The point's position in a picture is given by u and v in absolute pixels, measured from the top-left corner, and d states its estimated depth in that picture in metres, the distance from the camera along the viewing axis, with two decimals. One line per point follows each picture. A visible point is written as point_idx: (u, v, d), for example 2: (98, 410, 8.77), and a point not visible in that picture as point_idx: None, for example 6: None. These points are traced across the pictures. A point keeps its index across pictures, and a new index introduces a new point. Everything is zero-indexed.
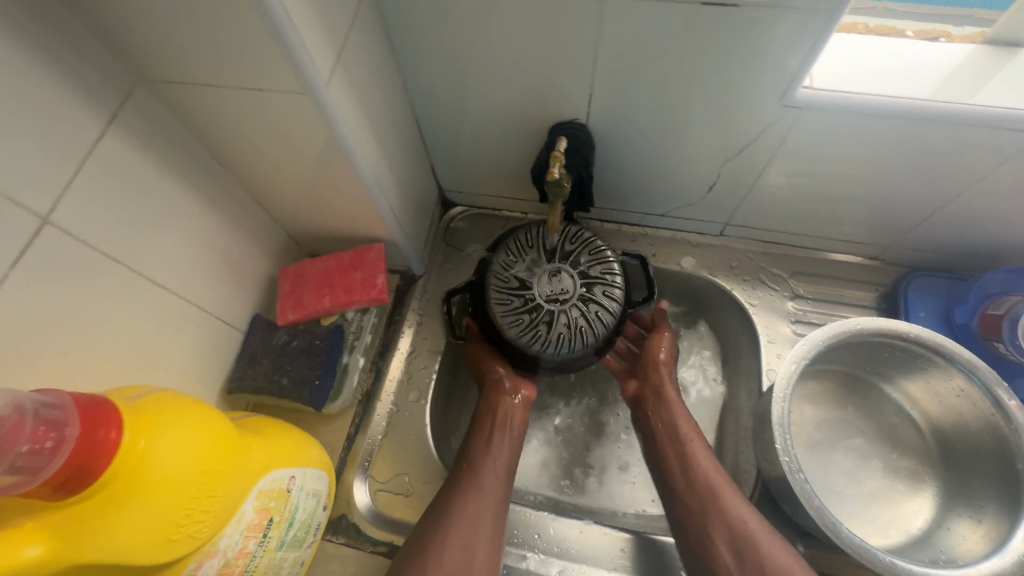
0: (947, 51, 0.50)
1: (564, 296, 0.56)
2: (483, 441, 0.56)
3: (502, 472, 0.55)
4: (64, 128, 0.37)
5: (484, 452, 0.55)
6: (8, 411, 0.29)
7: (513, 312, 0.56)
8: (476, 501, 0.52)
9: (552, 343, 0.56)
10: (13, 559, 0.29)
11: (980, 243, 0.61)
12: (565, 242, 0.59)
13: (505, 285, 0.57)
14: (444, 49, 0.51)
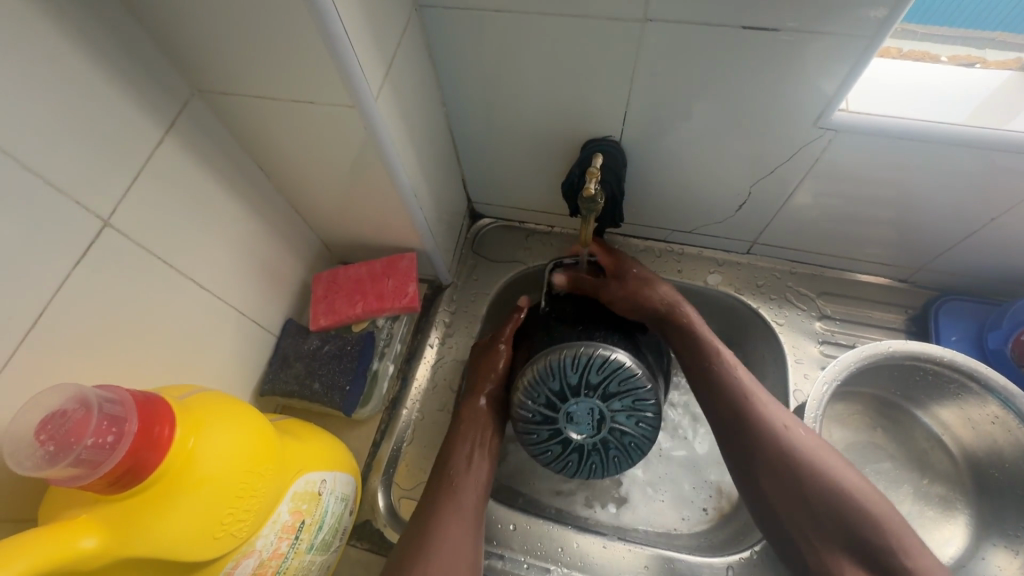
0: (982, 78, 0.50)
1: (599, 426, 0.51)
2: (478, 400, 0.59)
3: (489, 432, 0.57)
4: (127, 136, 0.38)
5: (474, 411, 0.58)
6: (74, 406, 0.30)
7: (557, 458, 0.53)
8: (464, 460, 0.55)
9: (613, 463, 0.54)
10: (70, 548, 0.30)
11: (1014, 269, 0.60)
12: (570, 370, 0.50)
13: (534, 439, 0.53)
14: (484, 65, 0.53)
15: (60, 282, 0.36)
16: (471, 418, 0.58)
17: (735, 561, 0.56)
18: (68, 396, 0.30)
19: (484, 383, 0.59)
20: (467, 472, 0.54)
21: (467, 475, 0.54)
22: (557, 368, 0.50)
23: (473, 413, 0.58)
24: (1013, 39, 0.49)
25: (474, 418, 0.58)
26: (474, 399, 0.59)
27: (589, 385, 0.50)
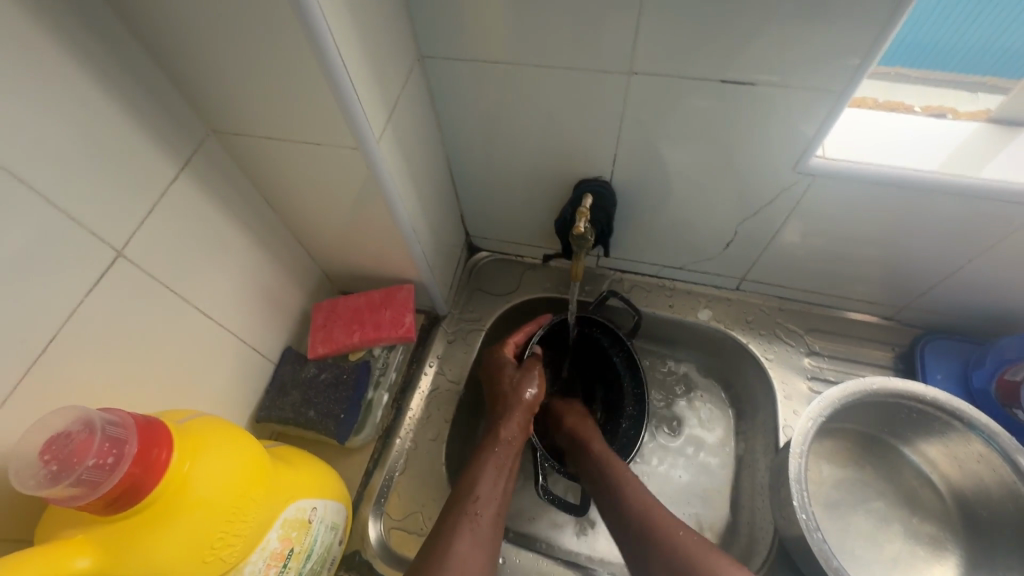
0: (953, 127, 0.53)
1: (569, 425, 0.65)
2: (487, 483, 0.52)
3: (515, 457, 0.55)
4: (145, 172, 0.41)
5: (482, 500, 0.50)
6: (78, 427, 0.31)
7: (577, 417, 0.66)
8: (490, 476, 0.52)
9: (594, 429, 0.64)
10: (62, 569, 0.31)
11: (996, 309, 0.61)
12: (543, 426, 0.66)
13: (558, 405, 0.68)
14: (481, 111, 0.56)
15: (72, 307, 0.37)
16: (481, 509, 0.50)
17: None
18: (72, 417, 0.32)
19: (496, 467, 0.53)
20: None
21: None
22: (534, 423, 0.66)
23: (481, 501, 0.50)
24: (1002, 82, 0.51)
25: (481, 508, 0.50)
26: (482, 487, 0.51)
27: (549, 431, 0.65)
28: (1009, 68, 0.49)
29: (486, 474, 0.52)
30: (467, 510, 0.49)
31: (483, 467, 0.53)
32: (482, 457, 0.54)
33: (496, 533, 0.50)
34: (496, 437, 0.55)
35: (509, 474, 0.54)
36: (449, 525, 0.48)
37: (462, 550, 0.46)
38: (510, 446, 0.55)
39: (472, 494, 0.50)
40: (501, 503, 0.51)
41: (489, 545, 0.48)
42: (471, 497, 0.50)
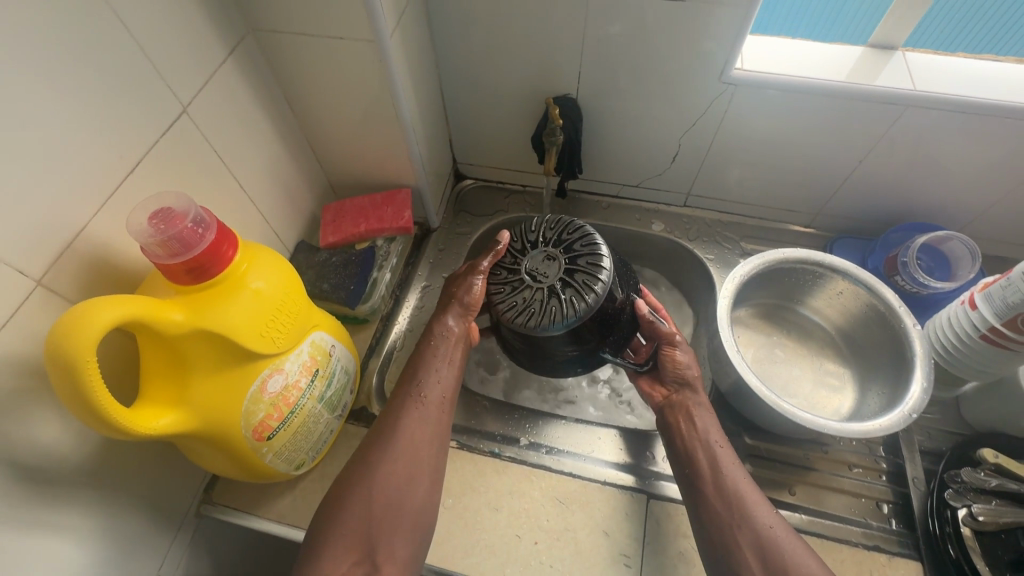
0: (844, 50, 0.66)
1: (541, 278, 0.58)
2: (430, 371, 0.60)
3: (458, 349, 0.63)
4: (203, 48, 0.51)
5: (425, 387, 0.59)
6: (181, 205, 0.41)
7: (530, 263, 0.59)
8: (435, 372, 0.60)
9: (534, 296, 0.57)
10: (162, 318, 0.40)
11: (885, 208, 0.76)
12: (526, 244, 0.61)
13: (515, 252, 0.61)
14: (469, 32, 0.68)
15: (151, 145, 0.47)
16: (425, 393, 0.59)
17: None
18: (178, 199, 0.42)
19: (437, 358, 0.61)
20: (415, 450, 0.56)
21: (416, 458, 0.55)
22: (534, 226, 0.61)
23: (425, 389, 0.59)
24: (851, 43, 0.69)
25: (425, 391, 0.59)
26: (426, 379, 0.60)
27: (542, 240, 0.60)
28: (855, 34, 0.69)
29: (431, 361, 0.61)
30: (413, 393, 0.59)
31: (424, 359, 0.61)
32: (424, 353, 0.62)
33: (440, 410, 0.59)
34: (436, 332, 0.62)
35: (450, 363, 0.62)
36: (400, 406, 0.58)
37: (407, 426, 0.56)
38: (453, 346, 0.63)
39: (417, 388, 0.59)
40: (446, 388, 0.61)
41: (432, 420, 0.58)
42: (416, 384, 0.59)
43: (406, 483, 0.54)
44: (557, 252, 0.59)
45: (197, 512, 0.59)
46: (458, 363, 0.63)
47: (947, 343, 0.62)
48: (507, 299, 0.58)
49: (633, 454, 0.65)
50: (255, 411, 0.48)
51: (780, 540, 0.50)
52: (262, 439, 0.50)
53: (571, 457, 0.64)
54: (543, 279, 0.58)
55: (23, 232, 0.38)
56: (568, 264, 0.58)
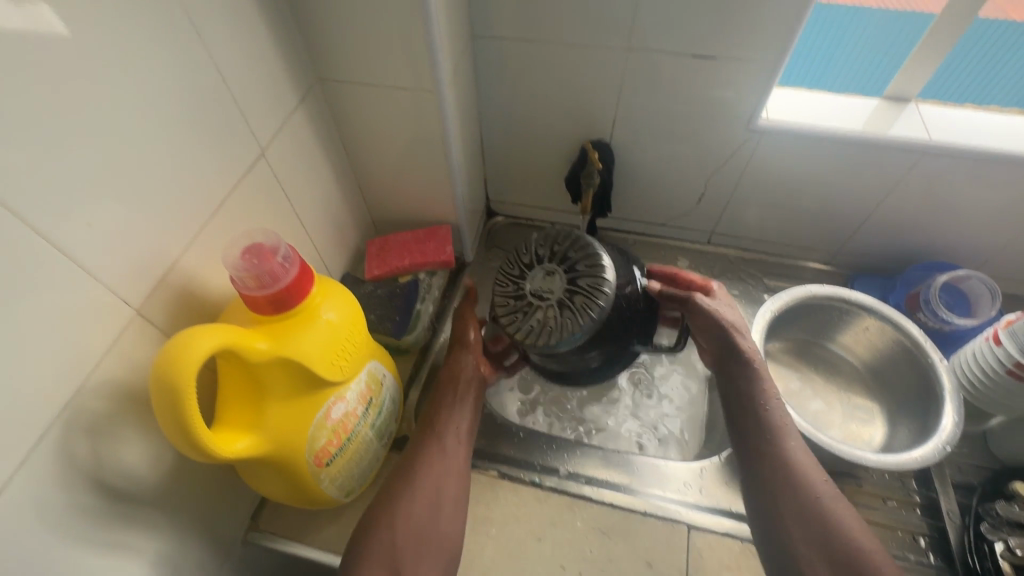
0: (862, 102, 0.71)
1: (547, 295, 0.57)
2: (446, 411, 0.62)
3: (472, 387, 0.65)
4: (279, 98, 0.55)
5: (444, 426, 0.61)
6: (273, 243, 0.45)
7: (530, 280, 0.58)
8: (449, 412, 0.62)
9: (538, 319, 0.56)
10: (250, 346, 0.42)
11: (903, 249, 0.80)
12: (528, 259, 0.60)
13: (510, 272, 0.60)
14: (511, 82, 0.73)
15: (233, 185, 0.51)
16: (444, 432, 0.60)
17: (707, 465, 0.67)
18: (272, 237, 0.46)
19: (454, 398, 0.63)
20: (438, 488, 0.56)
21: (438, 487, 0.56)
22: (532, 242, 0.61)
23: (444, 429, 0.60)
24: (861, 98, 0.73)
25: (442, 424, 0.61)
26: (443, 418, 0.61)
27: (540, 255, 0.59)
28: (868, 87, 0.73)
29: (447, 401, 0.63)
30: (433, 432, 0.60)
31: (441, 400, 0.63)
32: (442, 391, 0.63)
33: (460, 447, 0.60)
34: (449, 374, 0.64)
35: (466, 396, 0.64)
36: (418, 439, 0.60)
37: (427, 463, 0.57)
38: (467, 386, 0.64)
39: (433, 420, 0.61)
40: (463, 427, 0.62)
41: (453, 457, 0.59)
42: (435, 423, 0.61)
43: (429, 511, 0.55)
44: (552, 266, 0.58)
45: (244, 540, 0.60)
46: (474, 401, 0.64)
47: (973, 378, 0.64)
48: (521, 325, 0.57)
49: (670, 485, 0.66)
50: (318, 437, 0.50)
51: (842, 522, 0.50)
52: (322, 465, 0.52)
53: (611, 487, 0.65)
54: (548, 295, 0.57)
55: (127, 264, 0.41)
56: (567, 278, 0.57)
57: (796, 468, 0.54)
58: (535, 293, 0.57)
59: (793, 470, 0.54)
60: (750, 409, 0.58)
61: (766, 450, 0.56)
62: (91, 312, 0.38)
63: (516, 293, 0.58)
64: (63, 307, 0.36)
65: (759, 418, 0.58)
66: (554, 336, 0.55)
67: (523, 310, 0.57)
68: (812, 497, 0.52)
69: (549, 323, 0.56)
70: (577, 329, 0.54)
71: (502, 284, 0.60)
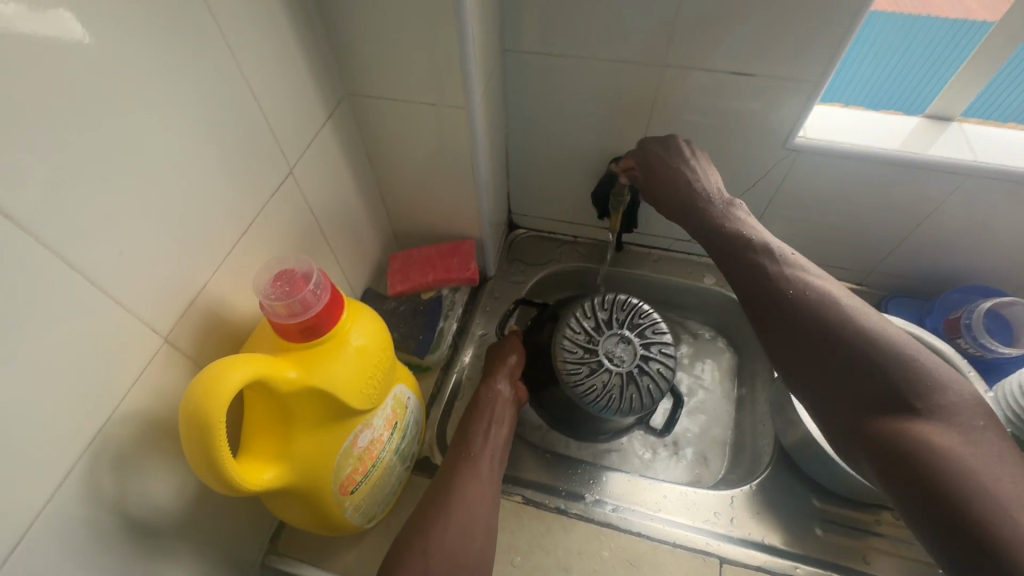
0: (903, 120, 0.69)
1: (619, 362, 0.63)
2: (479, 435, 0.61)
3: (507, 414, 0.64)
4: (308, 114, 0.54)
5: (475, 450, 0.60)
6: (305, 269, 0.44)
7: (605, 342, 0.64)
8: (482, 435, 0.61)
9: (604, 382, 0.62)
10: (280, 376, 0.41)
11: (940, 270, 0.77)
12: (603, 320, 0.65)
13: (583, 327, 0.65)
14: (540, 96, 0.71)
15: (261, 205, 0.50)
16: (476, 455, 0.59)
17: (738, 494, 0.65)
18: (302, 262, 0.44)
19: (486, 420, 0.63)
20: (469, 511, 0.54)
21: (469, 516, 0.53)
22: (611, 304, 0.67)
23: (476, 453, 0.59)
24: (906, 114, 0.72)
25: (473, 452, 0.59)
26: (476, 442, 0.60)
27: (615, 320, 0.66)
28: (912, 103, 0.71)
29: (479, 425, 0.62)
30: (465, 456, 0.59)
31: (473, 424, 0.62)
32: (474, 414, 0.63)
33: (492, 472, 0.59)
34: (485, 397, 0.64)
35: (500, 424, 0.63)
36: (450, 467, 0.58)
37: (462, 487, 0.55)
38: (502, 409, 0.64)
39: (467, 445, 0.60)
40: (495, 451, 0.61)
41: (485, 481, 0.57)
42: (466, 447, 0.60)
43: (460, 541, 0.51)
44: (631, 338, 0.65)
45: (263, 564, 0.58)
46: (508, 426, 0.64)
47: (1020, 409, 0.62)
48: (586, 381, 0.62)
49: (699, 514, 0.64)
50: (344, 466, 0.48)
51: (947, 449, 0.39)
52: (346, 493, 0.51)
53: (639, 515, 0.63)
54: (619, 363, 0.63)
55: (157, 292, 0.40)
56: (641, 351, 0.64)
57: (824, 319, 0.48)
58: (607, 358, 0.63)
59: (808, 301, 0.49)
60: (751, 275, 0.54)
61: (766, 288, 0.52)
62: (120, 343, 0.37)
63: (587, 349, 0.64)
64: (93, 339, 0.35)
65: (751, 268, 0.54)
66: (610, 399, 0.62)
67: (594, 368, 0.63)
68: (844, 330, 0.47)
69: (613, 390, 0.62)
70: (634, 399, 0.62)
71: (573, 336, 0.65)
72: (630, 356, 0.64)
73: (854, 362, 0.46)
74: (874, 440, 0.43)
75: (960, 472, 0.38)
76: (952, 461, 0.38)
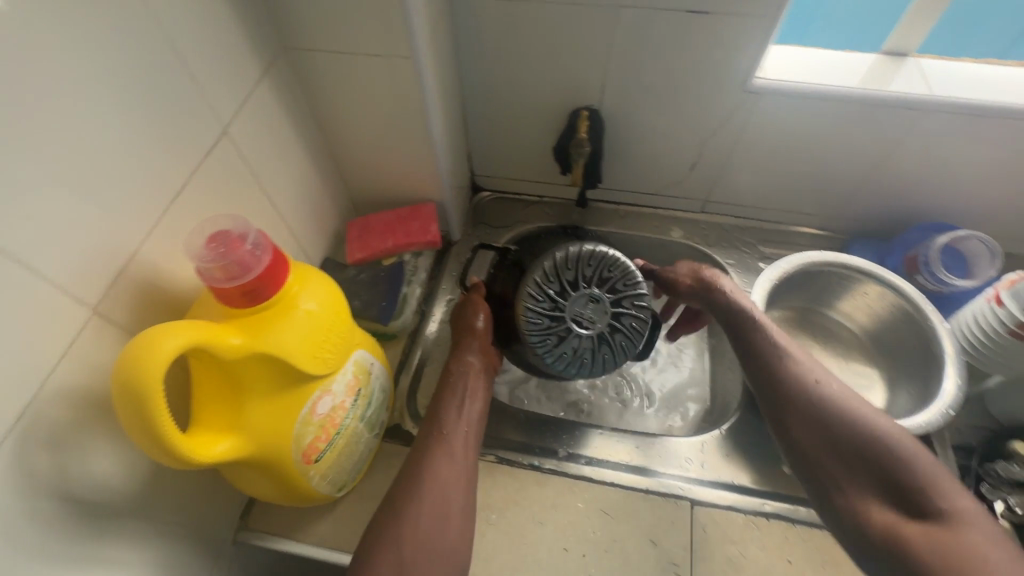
0: (862, 57, 0.68)
1: (587, 325, 0.60)
2: (452, 409, 0.57)
3: (482, 378, 0.61)
4: (240, 70, 0.50)
5: (450, 426, 0.56)
6: (241, 229, 0.41)
7: (572, 308, 0.60)
8: (456, 408, 0.58)
9: (573, 349, 0.60)
10: (223, 342, 0.39)
11: (900, 210, 0.78)
12: (568, 281, 0.60)
13: (545, 292, 0.60)
14: (494, 46, 0.68)
15: (193, 167, 0.46)
16: (449, 431, 0.56)
17: (708, 438, 0.66)
18: (238, 222, 0.42)
19: (459, 393, 0.59)
20: (444, 494, 0.51)
21: (445, 497, 0.51)
22: (574, 261, 0.60)
23: (449, 427, 0.56)
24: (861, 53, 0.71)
25: (447, 430, 0.55)
26: (449, 416, 0.57)
27: (582, 279, 0.61)
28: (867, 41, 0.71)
29: (451, 399, 0.58)
30: (437, 432, 0.55)
31: (445, 398, 0.58)
32: (446, 386, 0.60)
33: (467, 446, 0.56)
34: (457, 367, 0.61)
35: (474, 397, 0.60)
36: (421, 446, 0.54)
37: (435, 467, 0.52)
38: (473, 378, 0.60)
39: (439, 421, 0.56)
40: (470, 424, 0.57)
41: (460, 458, 0.54)
42: (439, 424, 0.56)
43: (437, 526, 0.49)
44: (599, 295, 0.61)
45: (234, 540, 0.57)
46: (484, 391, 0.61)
47: (974, 339, 0.63)
48: (553, 351, 0.60)
49: (670, 460, 0.64)
50: (305, 434, 0.47)
51: (929, 551, 0.42)
52: (310, 462, 0.49)
53: (612, 465, 0.64)
54: (589, 325, 0.61)
55: (80, 262, 0.37)
56: (612, 308, 0.61)
57: (828, 409, 0.52)
58: (574, 323, 0.60)
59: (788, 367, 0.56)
60: (772, 379, 0.56)
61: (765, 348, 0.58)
62: (43, 317, 0.35)
63: (552, 317, 0.59)
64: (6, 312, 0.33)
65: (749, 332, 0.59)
66: (582, 366, 0.61)
67: (562, 336, 0.60)
68: (843, 404, 0.52)
69: (585, 355, 0.61)
70: (607, 359, 0.62)
71: (535, 305, 0.59)
72: (600, 316, 0.61)
73: (864, 458, 0.49)
74: (879, 551, 0.45)
75: (962, 562, 0.40)
76: (950, 559, 0.41)
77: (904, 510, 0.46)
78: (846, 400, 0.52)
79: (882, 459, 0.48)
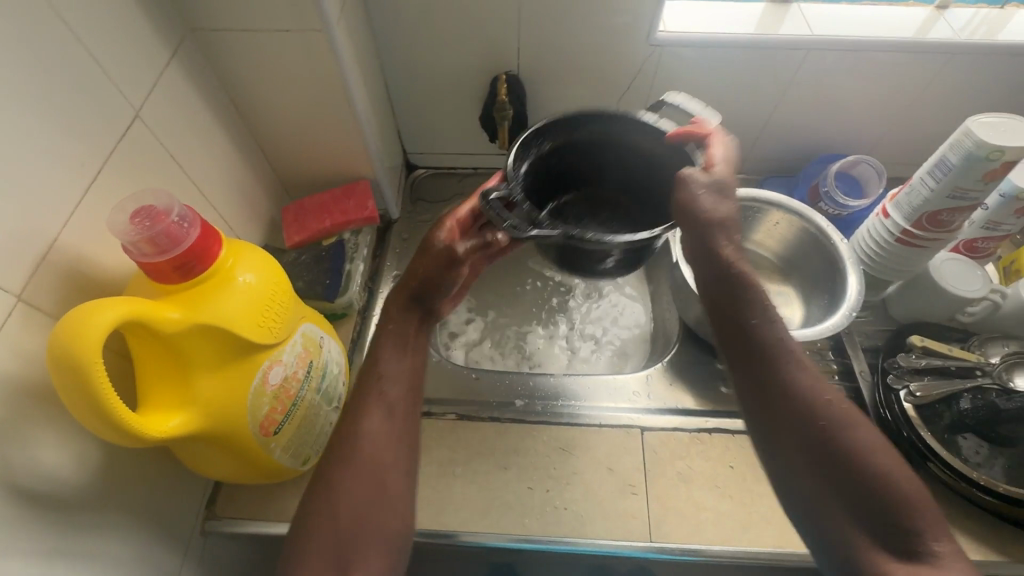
0: (750, 6, 0.74)
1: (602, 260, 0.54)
2: (390, 360, 0.50)
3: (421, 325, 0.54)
4: (147, 51, 0.50)
5: (387, 381, 0.49)
6: (164, 201, 0.42)
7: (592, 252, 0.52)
8: (394, 357, 0.50)
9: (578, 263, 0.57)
10: (160, 317, 0.39)
11: (802, 147, 0.85)
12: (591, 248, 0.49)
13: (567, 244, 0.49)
14: (408, 18, 0.70)
15: (108, 151, 0.46)
16: (387, 386, 0.49)
17: (653, 372, 0.71)
18: (161, 198, 0.42)
19: (402, 340, 0.51)
20: (381, 464, 0.45)
21: (379, 466, 0.45)
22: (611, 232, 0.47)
23: (387, 379, 0.49)
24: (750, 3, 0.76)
25: (386, 386, 0.49)
26: (388, 364, 0.50)
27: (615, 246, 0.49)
28: None
29: (390, 349, 0.51)
30: (375, 388, 0.48)
31: (382, 347, 0.51)
32: (385, 333, 0.52)
33: (410, 402, 0.49)
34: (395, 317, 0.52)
35: (416, 344, 0.52)
36: (355, 404, 0.48)
37: (369, 430, 0.46)
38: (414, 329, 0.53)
39: (375, 374, 0.49)
40: (412, 381, 0.50)
41: (399, 421, 0.48)
42: (375, 376, 0.49)
43: (373, 496, 0.44)
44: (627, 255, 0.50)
45: (203, 530, 0.57)
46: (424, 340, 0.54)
47: (871, 252, 0.71)
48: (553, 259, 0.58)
49: (620, 396, 0.69)
50: (260, 406, 0.48)
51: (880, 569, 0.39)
52: (269, 434, 0.50)
53: (566, 407, 0.67)
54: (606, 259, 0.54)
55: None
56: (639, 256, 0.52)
57: (805, 398, 0.45)
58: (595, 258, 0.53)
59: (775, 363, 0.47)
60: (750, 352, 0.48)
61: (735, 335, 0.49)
62: None
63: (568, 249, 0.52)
64: None
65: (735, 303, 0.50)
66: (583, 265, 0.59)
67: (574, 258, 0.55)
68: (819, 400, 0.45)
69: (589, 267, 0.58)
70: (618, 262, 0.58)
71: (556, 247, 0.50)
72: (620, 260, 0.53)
73: (831, 458, 0.43)
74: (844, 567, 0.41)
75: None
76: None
77: (891, 548, 0.40)
78: (843, 428, 0.43)
79: (879, 509, 0.40)
